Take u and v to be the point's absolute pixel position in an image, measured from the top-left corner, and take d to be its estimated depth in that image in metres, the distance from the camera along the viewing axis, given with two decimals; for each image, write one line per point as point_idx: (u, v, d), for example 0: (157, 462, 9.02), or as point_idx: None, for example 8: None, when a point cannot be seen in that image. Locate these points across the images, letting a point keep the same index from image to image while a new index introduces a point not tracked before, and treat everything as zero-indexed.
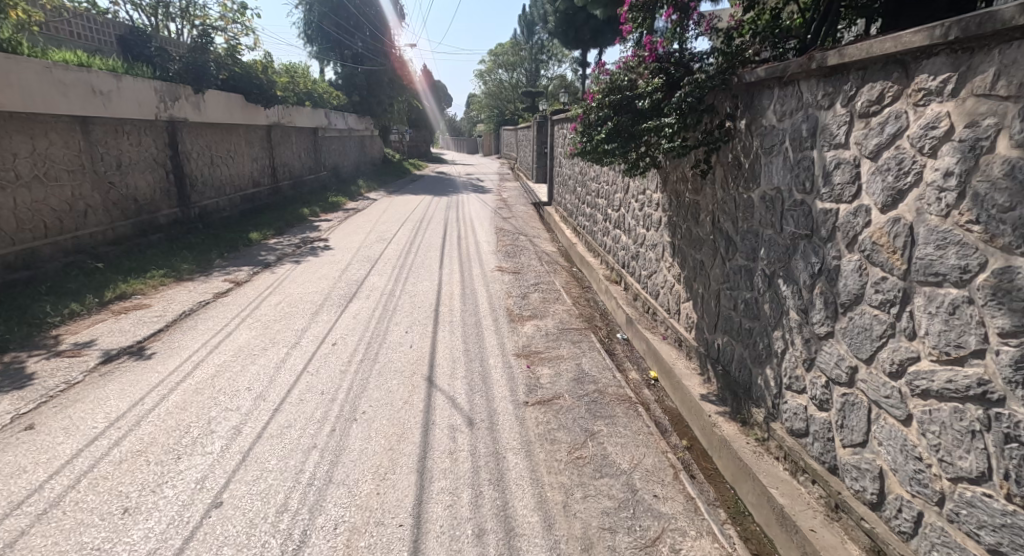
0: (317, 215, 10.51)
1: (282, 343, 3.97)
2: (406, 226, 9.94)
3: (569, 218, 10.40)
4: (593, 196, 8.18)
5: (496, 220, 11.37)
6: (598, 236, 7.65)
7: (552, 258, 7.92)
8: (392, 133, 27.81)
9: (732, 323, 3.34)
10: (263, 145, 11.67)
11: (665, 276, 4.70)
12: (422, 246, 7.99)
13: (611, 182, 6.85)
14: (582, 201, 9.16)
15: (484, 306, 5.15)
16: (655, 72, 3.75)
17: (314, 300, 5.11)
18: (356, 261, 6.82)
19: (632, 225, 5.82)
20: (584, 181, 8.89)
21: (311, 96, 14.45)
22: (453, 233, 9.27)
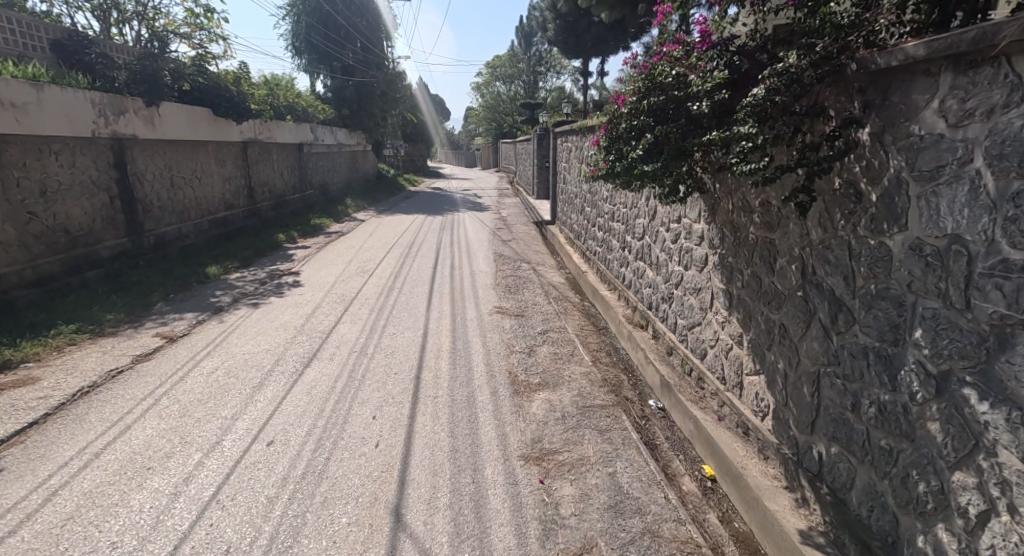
0: (294, 241, 9.46)
1: (194, 447, 2.85)
2: (395, 253, 8.85)
3: (576, 241, 9.34)
4: (606, 220, 7.11)
5: (495, 243, 10.32)
6: (614, 266, 6.57)
7: (560, 291, 6.84)
8: (386, 148, 26.94)
9: (847, 429, 2.24)
10: (237, 164, 10.65)
11: (716, 333, 3.61)
12: (408, 280, 6.88)
13: (632, 204, 5.78)
14: (592, 224, 8.08)
15: (480, 370, 4.05)
16: (716, 64, 2.68)
17: (261, 365, 4.00)
18: (326, 303, 5.72)
19: (663, 260, 4.73)
20: (595, 200, 7.82)
21: (293, 109, 13.45)
22: (445, 261, 8.18)
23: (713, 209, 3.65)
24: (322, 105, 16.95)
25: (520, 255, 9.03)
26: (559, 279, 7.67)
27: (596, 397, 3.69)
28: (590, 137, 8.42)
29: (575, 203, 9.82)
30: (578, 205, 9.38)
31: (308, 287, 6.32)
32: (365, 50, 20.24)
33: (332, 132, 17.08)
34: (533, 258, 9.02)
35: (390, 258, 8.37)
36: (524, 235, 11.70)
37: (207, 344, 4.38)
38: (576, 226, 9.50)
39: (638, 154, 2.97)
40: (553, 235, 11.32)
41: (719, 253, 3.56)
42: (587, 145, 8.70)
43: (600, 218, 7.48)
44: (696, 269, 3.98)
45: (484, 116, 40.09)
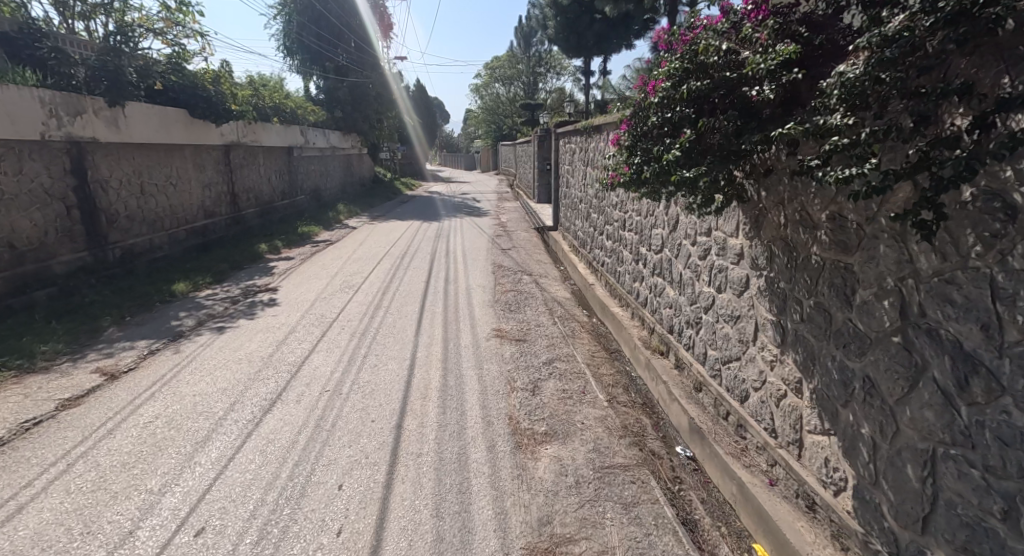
0: (278, 251, 8.81)
1: (99, 540, 2.19)
2: (386, 264, 8.21)
3: (582, 250, 8.71)
4: (616, 228, 6.46)
5: (494, 251, 9.68)
6: (627, 280, 5.93)
7: (566, 308, 6.20)
8: (383, 152, 26.36)
9: (989, 542, 1.58)
10: (219, 169, 10.03)
11: (762, 373, 2.96)
12: (398, 297, 6.23)
13: (648, 213, 5.13)
14: (600, 233, 7.43)
15: (475, 415, 3.41)
16: (780, 37, 2.03)
17: (212, 412, 3.34)
18: (302, 326, 5.08)
19: (690, 280, 4.08)
20: (603, 206, 7.18)
21: (278, 110, 12.78)
22: (439, 274, 7.53)
23: (757, 222, 3.00)
24: (313, 108, 16.32)
25: (521, 266, 8.37)
26: (564, 293, 7.02)
27: (615, 451, 3.04)
28: (597, 137, 7.77)
29: (579, 209, 9.16)
30: (583, 211, 8.73)
31: (285, 307, 5.67)
32: (359, 50, 19.65)
33: (324, 135, 16.46)
34: (535, 269, 8.37)
35: (380, 270, 7.73)
36: (526, 242, 11.05)
37: (154, 382, 3.73)
38: (581, 234, 8.85)
39: (675, 155, 2.29)
40: (556, 243, 10.66)
41: (767, 276, 2.91)
42: (593, 146, 8.05)
43: (609, 226, 6.83)
44: (733, 293, 3.33)
45: (483, 119, 39.52)
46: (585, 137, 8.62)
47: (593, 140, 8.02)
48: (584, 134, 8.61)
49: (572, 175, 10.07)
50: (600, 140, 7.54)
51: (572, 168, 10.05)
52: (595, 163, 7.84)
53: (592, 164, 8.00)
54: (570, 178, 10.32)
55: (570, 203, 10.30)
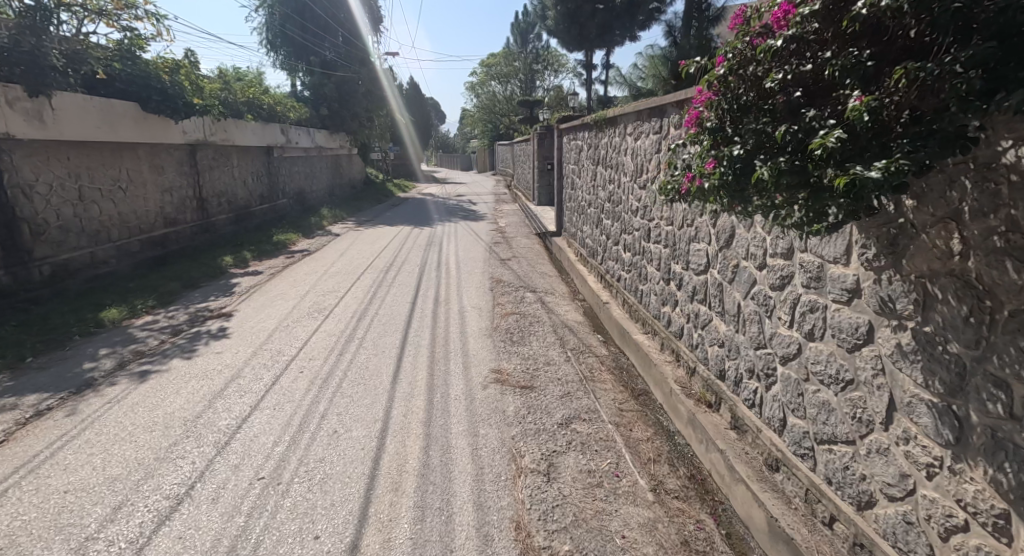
0: (245, 264, 7.76)
1: None
2: (368, 278, 7.15)
3: (592, 260, 7.72)
4: (640, 238, 5.45)
5: (490, 260, 8.64)
6: (655, 303, 4.94)
7: (579, 336, 5.21)
8: (374, 152, 25.32)
9: None
10: (183, 171, 8.99)
11: (907, 479, 1.93)
12: (375, 325, 5.17)
13: (687, 222, 4.12)
14: (617, 241, 6.42)
15: (467, 522, 2.39)
16: None
17: (79, 526, 2.28)
18: (250, 370, 4.03)
19: (758, 314, 3.05)
20: (621, 211, 6.17)
21: (254, 106, 11.72)
22: (428, 291, 6.49)
23: (895, 245, 1.97)
24: (295, 105, 15.24)
25: (521, 279, 7.31)
26: (574, 314, 5.97)
27: None
28: (610, 131, 6.77)
29: (589, 215, 8.14)
30: (594, 216, 7.73)
31: (234, 341, 4.61)
32: (347, 45, 18.65)
33: (305, 134, 15.36)
34: (537, 282, 7.32)
35: (359, 286, 6.66)
36: (526, 250, 10.03)
37: (16, 468, 2.66)
38: (592, 242, 7.84)
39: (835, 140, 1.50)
40: (561, 252, 9.64)
41: (916, 331, 1.88)
42: (605, 142, 7.05)
43: (630, 236, 5.82)
44: (841, 345, 2.30)
45: (479, 118, 38.52)
46: (596, 132, 7.62)
47: (606, 135, 7.02)
48: (595, 128, 7.61)
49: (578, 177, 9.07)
50: (614, 134, 6.53)
51: (578, 170, 9.07)
52: (608, 161, 6.84)
53: (606, 163, 7.00)
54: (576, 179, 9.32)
55: (577, 207, 9.30)
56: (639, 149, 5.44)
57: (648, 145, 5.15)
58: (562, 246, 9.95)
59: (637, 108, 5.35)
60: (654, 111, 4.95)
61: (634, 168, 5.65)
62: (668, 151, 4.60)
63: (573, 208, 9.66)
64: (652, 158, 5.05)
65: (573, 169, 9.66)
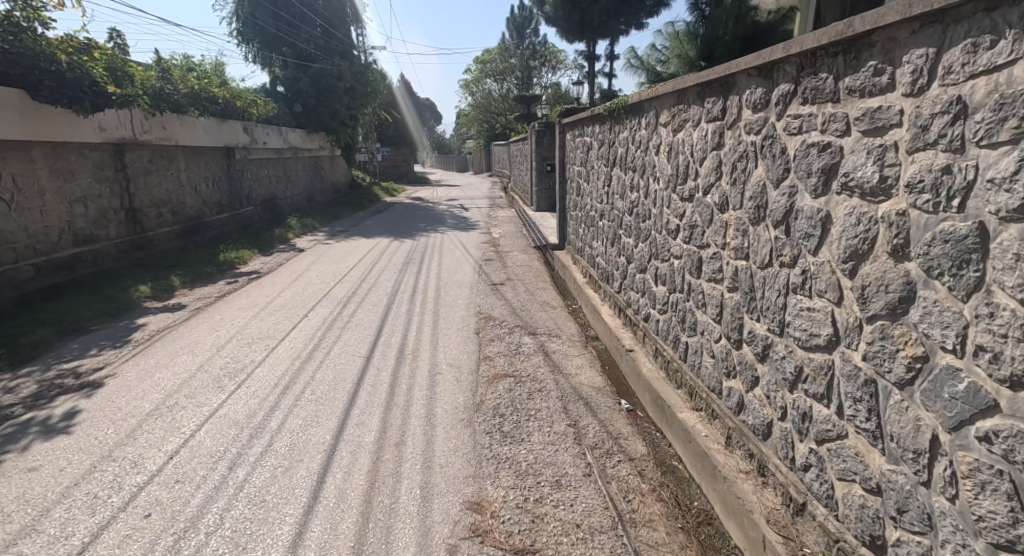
0: (168, 295, 6.16)
1: None
2: (319, 315, 5.55)
3: (608, 288, 6.20)
4: (688, 271, 3.84)
5: (479, 284, 7.05)
6: (716, 368, 3.39)
7: (601, 412, 3.64)
8: (361, 153, 23.79)
9: None
10: (102, 176, 7.43)
11: None
12: (305, 402, 3.58)
13: (788, 260, 2.54)
14: (646, 268, 4.83)
15: None
16: None
17: None
18: (65, 508, 2.44)
19: (1005, 477, 1.45)
20: (654, 228, 4.59)
21: (203, 99, 10.17)
22: (393, 337, 4.89)
23: None
24: (262, 100, 13.64)
25: (516, 313, 5.72)
26: (590, 370, 4.38)
27: None
28: (633, 122, 5.18)
29: (604, 230, 6.55)
30: (611, 231, 6.15)
31: (75, 438, 3.03)
32: (326, 36, 17.47)
33: (271, 133, 13.75)
34: (536, 316, 5.73)
35: (301, 330, 5.07)
36: (524, 267, 8.42)
37: None
38: (609, 263, 6.24)
39: None
40: (569, 272, 8.04)
41: None
42: (625, 137, 5.46)
43: (670, 265, 4.23)
44: None
45: (473, 117, 36.92)
46: (611, 126, 6.05)
47: (626, 128, 5.44)
48: (611, 119, 6.02)
49: (587, 181, 7.48)
50: (640, 126, 4.95)
51: (587, 173, 7.46)
52: (632, 161, 5.25)
53: (627, 162, 5.40)
54: (585, 183, 7.73)
55: (585, 219, 7.71)
56: (685, 143, 3.85)
57: (701, 135, 3.57)
58: (568, 266, 8.35)
59: (681, 85, 3.78)
60: (712, 87, 3.37)
61: (675, 169, 4.06)
62: (741, 145, 3.03)
63: (580, 219, 8.09)
64: (709, 156, 3.47)
65: (580, 172, 8.05)
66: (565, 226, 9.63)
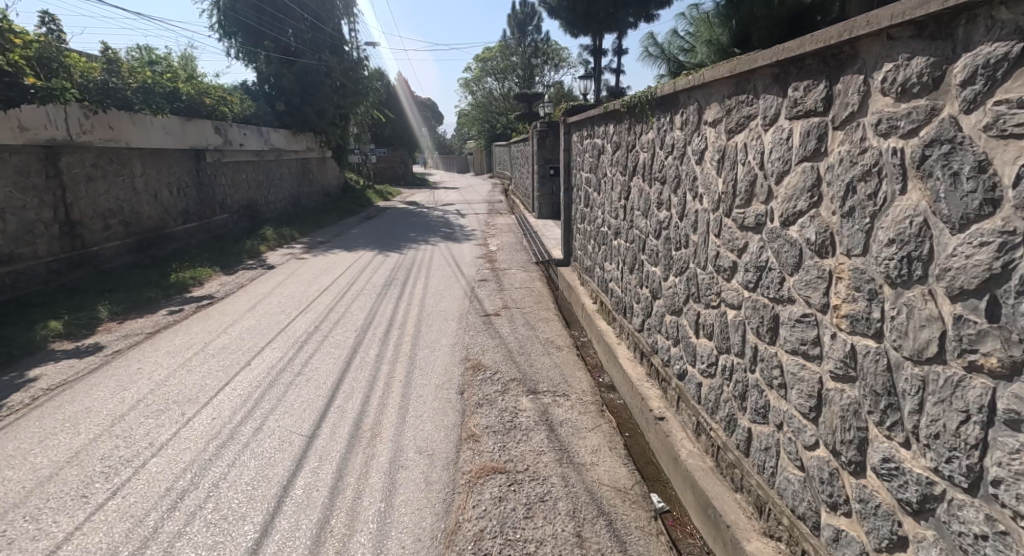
0: (88, 330, 5.08)
1: None
2: (264, 364, 4.43)
3: (628, 328, 5.13)
4: (755, 330, 2.72)
5: (469, 315, 5.93)
6: (807, 486, 2.28)
7: (631, 537, 2.53)
8: (354, 155, 22.80)
9: None
10: (27, 183, 6.35)
11: None
12: (199, 525, 2.47)
13: (990, 365, 1.41)
14: (685, 310, 3.71)
15: None
16: None
17: None
18: None
19: None
20: (698, 261, 3.46)
21: (164, 94, 9.12)
22: (351, 402, 3.77)
23: None
24: (237, 98, 12.61)
25: (512, 360, 4.60)
26: (611, 453, 3.26)
27: None
28: (663, 119, 4.07)
29: (621, 251, 5.43)
30: (632, 253, 5.03)
31: None
32: (313, 29, 16.61)
33: (246, 133, 12.69)
34: (537, 362, 4.61)
35: (234, 389, 3.95)
36: (523, 290, 7.29)
37: None
38: (630, 294, 5.12)
39: None
40: (579, 297, 6.97)
41: None
42: (651, 139, 4.35)
43: (723, 313, 3.11)
44: None
45: (473, 117, 35.86)
46: (631, 124, 4.93)
47: (652, 128, 4.33)
48: (631, 116, 4.91)
49: (599, 190, 6.36)
50: (674, 124, 3.83)
51: (599, 180, 6.34)
52: (662, 168, 4.12)
53: (655, 170, 4.29)
54: (595, 193, 6.62)
55: (597, 235, 6.59)
56: (750, 148, 2.73)
57: (779, 138, 2.45)
58: (576, 291, 7.23)
59: (744, 67, 2.66)
60: (802, 65, 2.25)
61: (732, 185, 2.94)
62: (862, 156, 1.90)
63: (590, 234, 6.97)
64: (794, 169, 2.35)
65: (590, 179, 6.93)
66: (571, 240, 8.52)
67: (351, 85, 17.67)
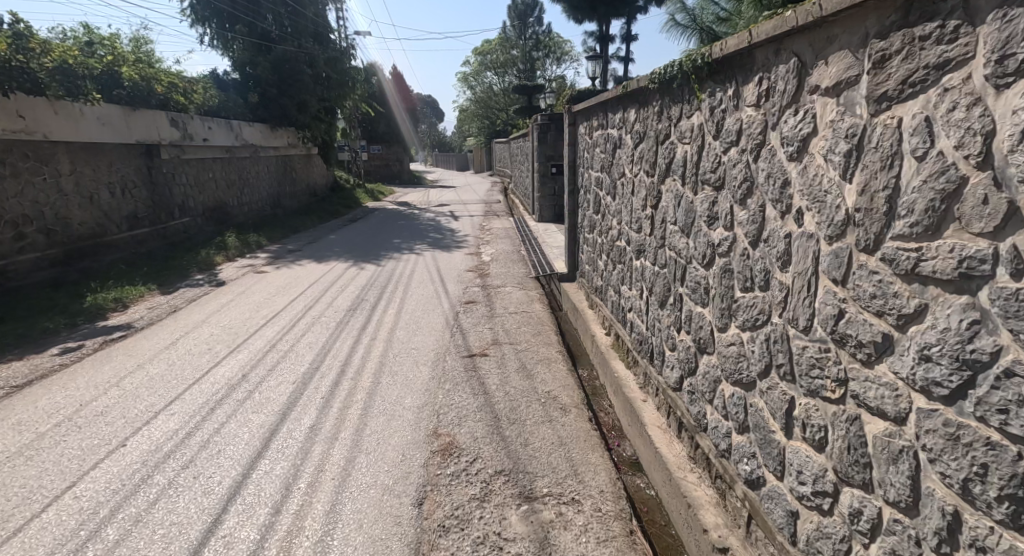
0: None
1: None
2: (145, 444, 3.13)
3: (659, 385, 3.85)
4: (948, 480, 1.41)
5: (448, 357, 4.64)
6: None
7: None
8: (344, 152, 21.53)
9: None
10: None
11: None
12: None
13: None
14: (763, 388, 2.39)
15: None
16: None
17: None
18: None
19: None
20: (791, 317, 2.14)
21: (95, 80, 7.92)
22: (248, 527, 2.48)
23: None
24: (200, 87, 11.34)
25: (500, 436, 3.32)
26: None
27: None
28: (721, 95, 2.75)
29: (649, 277, 4.11)
30: (666, 283, 3.72)
31: None
32: (293, 15, 15.42)
33: (210, 126, 11.42)
34: (534, 441, 3.33)
35: (78, 498, 2.65)
36: (519, 315, 5.99)
37: None
38: (663, 337, 3.81)
39: None
40: (590, 328, 5.68)
41: None
42: (699, 125, 3.03)
43: (853, 420, 1.78)
44: None
45: (472, 113, 34.53)
46: (665, 106, 3.61)
47: (700, 109, 3.01)
48: (665, 95, 3.60)
49: (616, 195, 5.05)
50: (743, 98, 2.51)
51: (616, 183, 5.03)
52: (719, 167, 2.81)
53: (706, 170, 2.98)
54: (610, 200, 5.30)
55: (612, 252, 5.28)
56: (939, 129, 1.40)
57: None
58: (587, 319, 5.93)
59: None
60: None
61: (882, 199, 1.61)
62: None
63: (604, 249, 5.65)
64: None
65: (603, 178, 5.60)
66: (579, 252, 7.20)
67: (336, 76, 16.36)
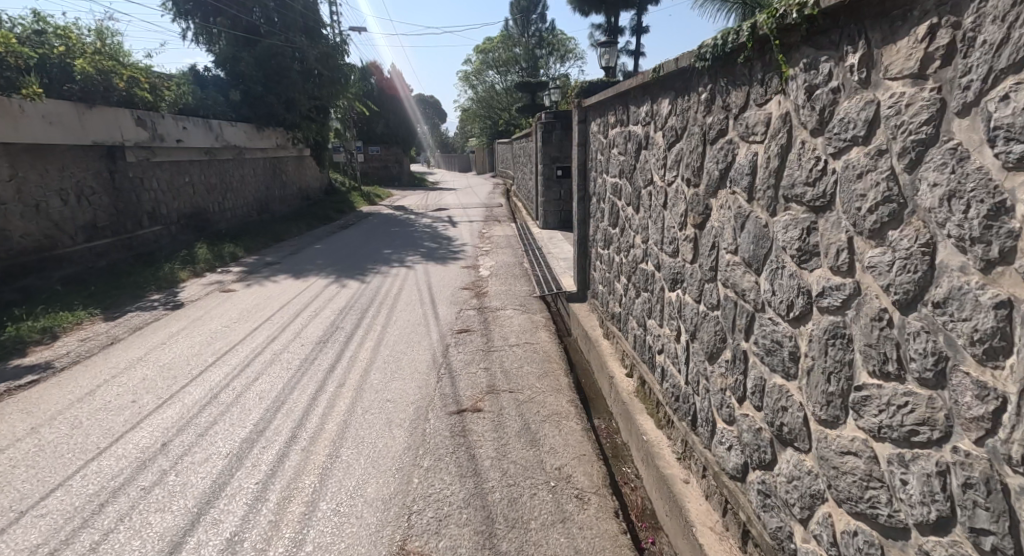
0: None
1: None
2: None
3: (709, 465, 2.90)
4: None
5: (431, 414, 3.70)
6: None
7: None
8: (338, 154, 20.65)
9: None
10: None
11: None
12: None
13: None
14: (928, 548, 1.45)
15: None
16: None
17: None
18: None
19: None
20: (1009, 453, 1.19)
21: (36, 72, 7.06)
22: None
23: None
24: (173, 83, 10.47)
25: (493, 555, 2.37)
26: None
27: None
28: (828, 67, 1.79)
29: (692, 318, 3.15)
30: (720, 331, 2.75)
31: None
32: (280, 8, 14.57)
33: (184, 126, 10.54)
34: None
35: None
36: (522, 349, 5.04)
37: None
38: (714, 401, 2.85)
39: None
40: (610, 366, 4.74)
41: None
42: (784, 115, 2.08)
43: None
44: None
45: (474, 113, 33.58)
46: (720, 91, 2.65)
47: (785, 91, 2.06)
48: (721, 75, 2.63)
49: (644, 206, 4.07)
50: (882, 66, 1.55)
51: (644, 191, 4.06)
52: (824, 177, 1.84)
53: (797, 181, 2.01)
54: (636, 211, 4.33)
55: (638, 276, 4.32)
56: None
57: None
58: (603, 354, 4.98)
59: None
60: None
61: None
62: None
63: (627, 271, 4.68)
64: None
65: (625, 184, 4.63)
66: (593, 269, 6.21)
67: (327, 73, 15.44)
